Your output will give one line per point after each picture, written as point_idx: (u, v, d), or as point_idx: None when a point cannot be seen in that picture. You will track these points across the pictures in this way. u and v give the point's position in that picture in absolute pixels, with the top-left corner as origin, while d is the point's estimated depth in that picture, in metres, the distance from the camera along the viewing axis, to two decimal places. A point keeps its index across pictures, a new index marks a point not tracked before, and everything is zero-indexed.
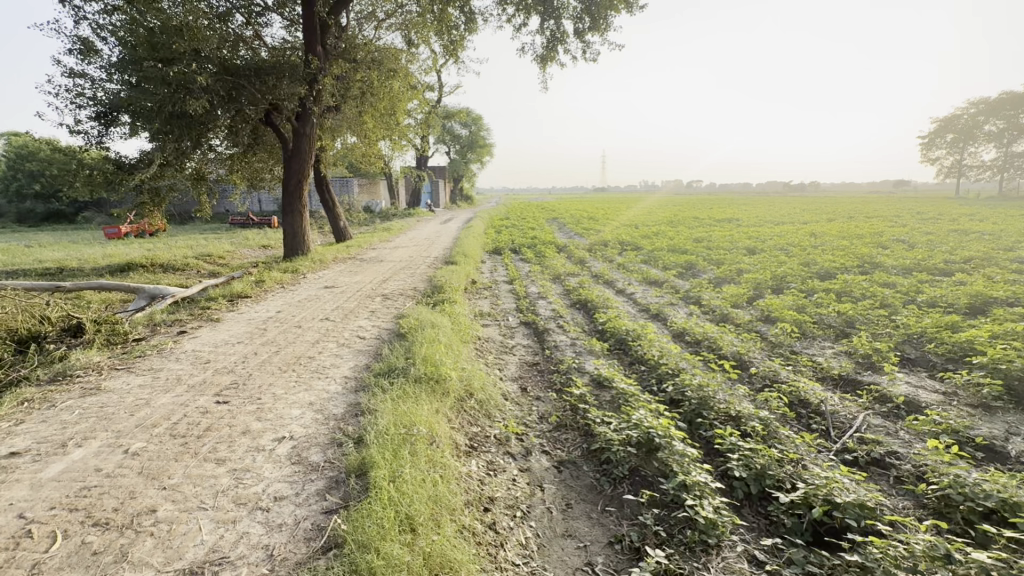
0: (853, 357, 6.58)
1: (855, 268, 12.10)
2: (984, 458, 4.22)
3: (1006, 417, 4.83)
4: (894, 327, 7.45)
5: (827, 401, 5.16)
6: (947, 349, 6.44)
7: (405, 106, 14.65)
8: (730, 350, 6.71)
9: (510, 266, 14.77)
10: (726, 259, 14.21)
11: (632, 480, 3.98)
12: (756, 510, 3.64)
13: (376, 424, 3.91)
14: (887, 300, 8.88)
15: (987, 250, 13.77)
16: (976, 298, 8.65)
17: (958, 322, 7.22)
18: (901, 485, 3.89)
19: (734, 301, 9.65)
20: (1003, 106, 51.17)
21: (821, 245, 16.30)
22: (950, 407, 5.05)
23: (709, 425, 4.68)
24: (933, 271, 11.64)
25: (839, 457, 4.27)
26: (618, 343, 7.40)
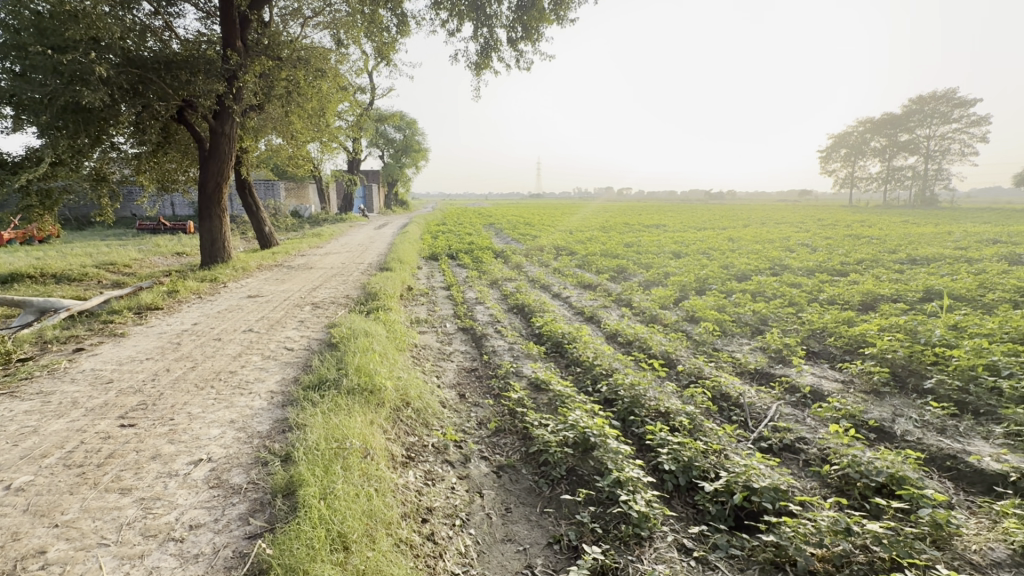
0: (767, 352, 7.14)
1: (767, 270, 13.15)
2: (876, 438, 4.74)
3: (893, 401, 5.45)
4: (801, 323, 8.20)
5: (745, 394, 5.57)
6: (845, 342, 7.16)
7: (335, 108, 14.15)
8: (659, 349, 7.06)
9: (447, 272, 14.66)
10: (655, 263, 14.96)
11: (569, 480, 4.06)
12: (685, 501, 3.84)
13: (306, 439, 3.71)
14: (794, 299, 9.75)
15: (874, 253, 15.56)
16: (867, 296, 9.70)
17: (852, 318, 8.07)
18: (808, 467, 4.26)
19: (662, 303, 10.18)
20: (885, 125, 57.94)
21: (739, 249, 17.60)
22: (848, 394, 5.62)
23: (641, 423, 4.89)
24: (832, 272, 12.91)
25: (756, 445, 4.61)
26: (555, 346, 7.55)
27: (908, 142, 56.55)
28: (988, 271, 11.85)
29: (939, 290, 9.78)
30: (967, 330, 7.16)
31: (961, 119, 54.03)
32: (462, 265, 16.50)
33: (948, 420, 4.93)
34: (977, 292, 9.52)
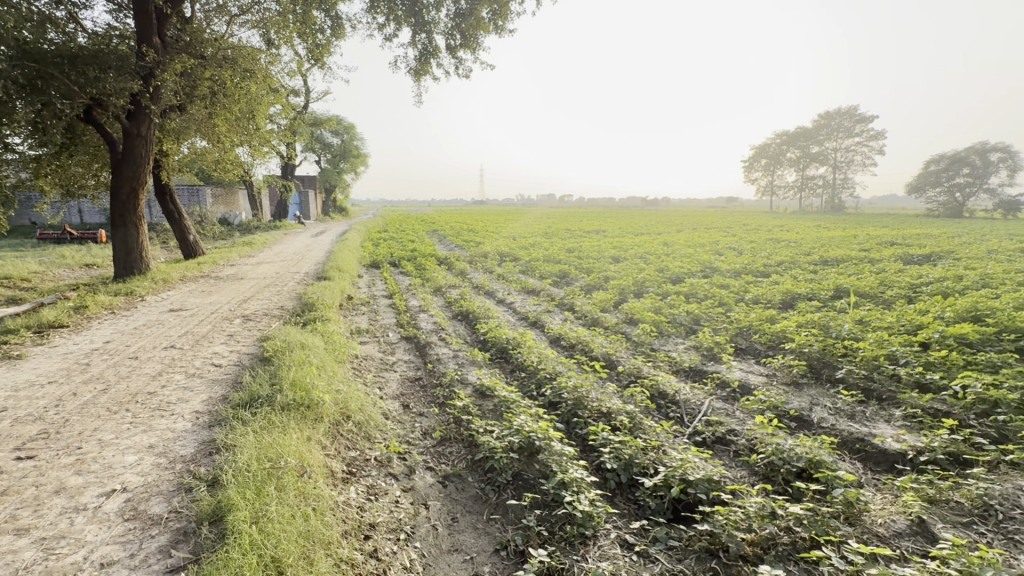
0: (700, 350, 7.54)
1: (698, 273, 13.91)
2: (797, 427, 5.12)
3: (810, 391, 5.93)
4: (729, 322, 8.73)
5: (680, 391, 5.85)
6: (768, 338, 7.70)
7: (266, 110, 13.50)
8: (600, 351, 7.28)
9: (389, 280, 14.35)
10: (595, 268, 15.42)
11: (515, 485, 4.07)
12: (627, 497, 3.97)
13: (235, 461, 3.49)
14: (723, 299, 10.37)
15: (790, 255, 16.91)
16: (787, 295, 10.50)
17: (774, 316, 8.70)
18: (738, 457, 4.53)
19: (603, 306, 10.50)
20: (798, 138, 63.14)
21: (673, 252, 18.51)
22: (771, 386, 6.04)
23: (584, 424, 5.01)
24: (756, 273, 13.87)
25: (691, 440, 4.84)
26: (500, 352, 7.57)
27: (818, 154, 61.97)
28: (887, 270, 13.17)
29: (847, 287, 10.76)
30: (870, 324, 7.93)
31: (862, 134, 59.98)
32: (404, 272, 16.20)
33: (856, 406, 5.42)
34: (878, 289, 10.57)
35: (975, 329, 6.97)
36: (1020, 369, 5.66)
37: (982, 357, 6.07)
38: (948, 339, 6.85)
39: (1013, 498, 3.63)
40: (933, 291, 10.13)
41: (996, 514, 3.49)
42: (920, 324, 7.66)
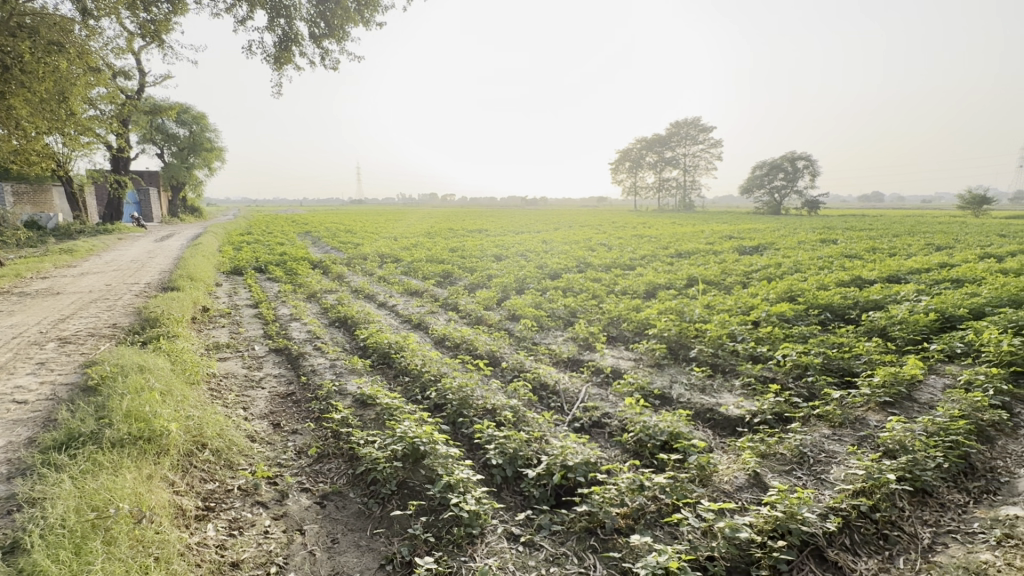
0: (577, 340, 8.01)
1: (574, 268, 14.78)
2: (660, 404, 5.69)
3: (670, 370, 6.63)
4: (602, 313, 9.39)
5: (560, 381, 6.15)
6: (635, 326, 8.45)
7: (83, 93, 11.35)
8: (484, 348, 7.36)
9: (255, 287, 13.01)
10: (478, 266, 15.57)
11: (400, 494, 3.91)
12: (513, 490, 4.06)
13: (45, 517, 2.86)
14: (596, 292, 11.14)
15: (652, 249, 18.77)
16: (650, 286, 11.61)
17: (640, 305, 9.58)
18: (612, 437, 4.88)
19: (486, 304, 10.65)
20: (654, 144, 70.31)
21: (551, 250, 19.43)
22: (638, 369, 6.63)
23: (470, 423, 5.02)
24: (623, 266, 15.15)
25: (570, 426, 5.12)
26: (382, 358, 7.26)
27: (671, 158, 69.60)
28: (727, 260, 15.23)
29: (697, 276, 12.25)
30: (715, 307, 9.12)
31: (704, 142, 68.75)
32: (272, 278, 14.80)
33: (706, 380, 6.19)
34: (720, 277, 12.20)
35: (790, 307, 8.40)
36: (821, 338, 6.96)
37: (796, 330, 7.34)
38: (772, 317, 8.17)
39: (820, 445, 4.44)
40: (760, 277, 11.98)
41: (808, 460, 4.24)
42: (752, 306, 9.01)
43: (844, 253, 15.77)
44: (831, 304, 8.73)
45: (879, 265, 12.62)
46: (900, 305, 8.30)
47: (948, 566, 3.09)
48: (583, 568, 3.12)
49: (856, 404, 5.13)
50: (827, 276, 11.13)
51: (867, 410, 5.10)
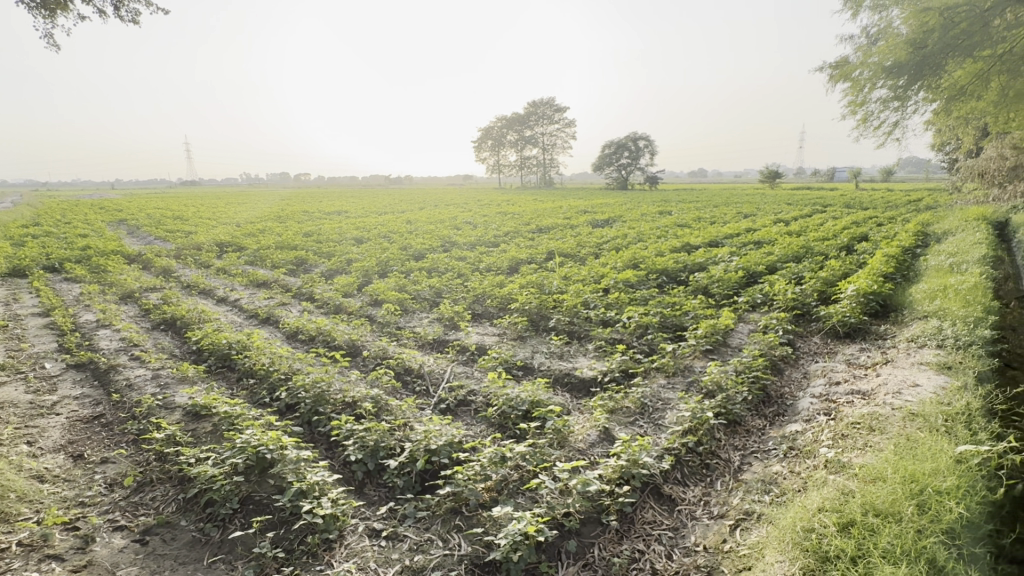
0: (442, 321, 7.93)
1: (439, 248, 14.58)
2: (522, 374, 5.91)
3: (532, 341, 6.92)
4: (467, 291, 9.41)
5: (424, 364, 6.03)
6: (498, 301, 8.64)
7: None
8: (343, 339, 6.90)
9: (44, 291, 10.51)
10: (336, 251, 14.52)
11: (244, 511, 3.48)
12: (376, 483, 3.88)
13: None
14: (461, 271, 11.12)
15: (514, 226, 19.31)
16: (512, 261, 11.97)
17: (503, 281, 9.80)
18: (478, 413, 4.95)
19: (345, 291, 9.99)
20: (514, 122, 71.99)
21: (415, 230, 18.88)
22: (502, 343, 6.79)
23: (327, 420, 4.68)
24: (488, 244, 15.38)
25: (435, 408, 5.06)
26: (221, 361, 6.39)
27: (530, 137, 72.12)
28: (581, 233, 16.35)
29: (555, 250, 12.93)
30: (571, 278, 9.71)
31: (559, 121, 72.43)
32: (71, 278, 12.08)
33: (564, 347, 6.57)
34: (576, 250, 13.04)
35: (634, 274, 9.30)
36: (659, 299, 7.82)
37: (638, 294, 8.15)
38: (619, 283, 8.98)
39: (657, 395, 5.01)
40: (610, 248, 13.05)
41: (648, 409, 4.76)
42: (602, 274, 9.78)
43: (676, 222, 17.97)
44: (666, 268, 9.87)
45: (702, 232, 14.60)
46: (718, 265, 9.71)
47: (750, 481, 3.71)
48: (448, 549, 3.11)
49: (685, 353, 5.89)
50: (663, 244, 12.56)
51: (694, 357, 5.89)
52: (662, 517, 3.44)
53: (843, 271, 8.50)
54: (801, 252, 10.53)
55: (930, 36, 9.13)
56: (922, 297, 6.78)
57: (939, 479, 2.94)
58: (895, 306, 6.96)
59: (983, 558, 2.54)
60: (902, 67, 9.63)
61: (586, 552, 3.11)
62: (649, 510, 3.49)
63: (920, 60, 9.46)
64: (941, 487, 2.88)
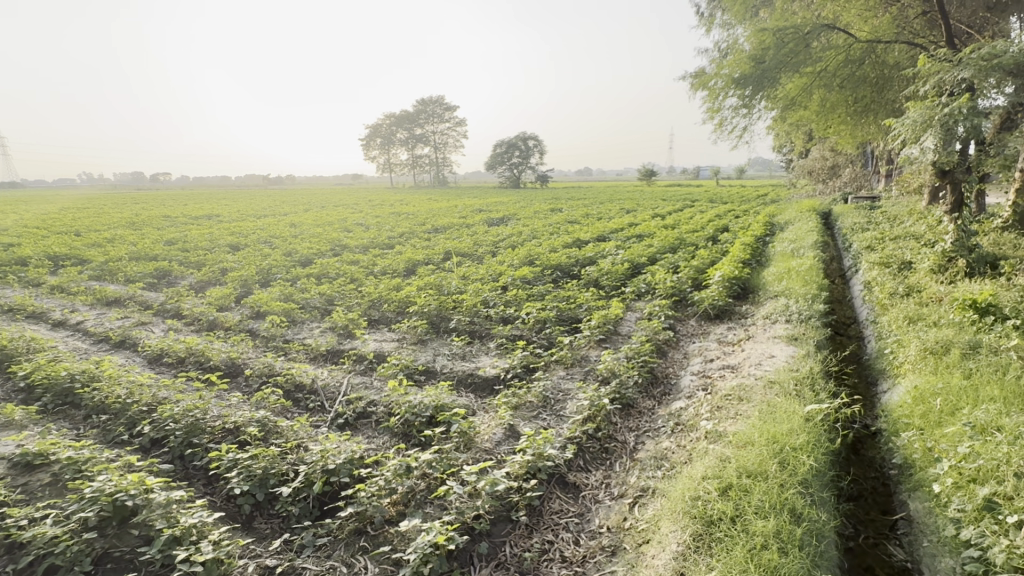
0: (335, 330, 7.45)
1: (328, 252, 13.72)
2: (425, 378, 5.77)
3: (433, 344, 6.79)
4: (361, 297, 8.96)
5: (318, 378, 5.62)
6: (396, 305, 8.34)
7: None
8: (220, 358, 6.17)
9: None
10: (208, 260, 12.98)
11: (99, 572, 2.94)
12: (268, 515, 3.53)
13: None
14: (354, 276, 10.56)
15: (408, 226, 18.83)
16: (409, 263, 11.65)
17: (400, 284, 9.49)
18: (379, 424, 4.73)
19: (220, 304, 8.96)
20: (403, 120, 70.12)
21: (300, 234, 17.56)
22: (402, 349, 6.57)
23: (203, 452, 4.15)
24: (381, 246, 14.81)
25: (332, 424, 4.75)
26: (60, 398, 5.35)
27: (421, 135, 70.89)
28: (477, 232, 16.45)
29: (452, 250, 12.85)
30: (469, 277, 9.71)
31: (450, 120, 72.22)
32: None
33: (466, 347, 6.54)
34: (473, 249, 13.07)
35: (530, 270, 9.55)
36: (554, 293, 8.12)
37: (535, 290, 8.38)
38: (517, 280, 9.16)
39: (558, 386, 5.20)
40: (506, 246, 13.27)
41: (550, 402, 4.91)
42: (500, 272, 9.92)
43: (566, 219, 18.83)
44: (560, 263, 10.29)
45: (590, 227, 15.46)
46: (606, 259, 10.35)
47: (644, 459, 4.00)
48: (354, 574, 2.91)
49: (581, 344, 6.19)
50: (556, 240, 13.09)
51: (589, 347, 6.20)
52: (568, 505, 3.57)
53: (711, 259, 9.54)
54: (675, 243, 11.62)
55: (767, 53, 10.45)
56: (772, 279, 7.85)
57: (794, 438, 3.44)
58: (753, 288, 7.97)
59: (828, 500, 3.07)
60: (747, 79, 10.75)
61: (497, 552, 3.12)
62: (556, 500, 3.60)
63: (762, 73, 10.62)
64: (796, 444, 3.38)
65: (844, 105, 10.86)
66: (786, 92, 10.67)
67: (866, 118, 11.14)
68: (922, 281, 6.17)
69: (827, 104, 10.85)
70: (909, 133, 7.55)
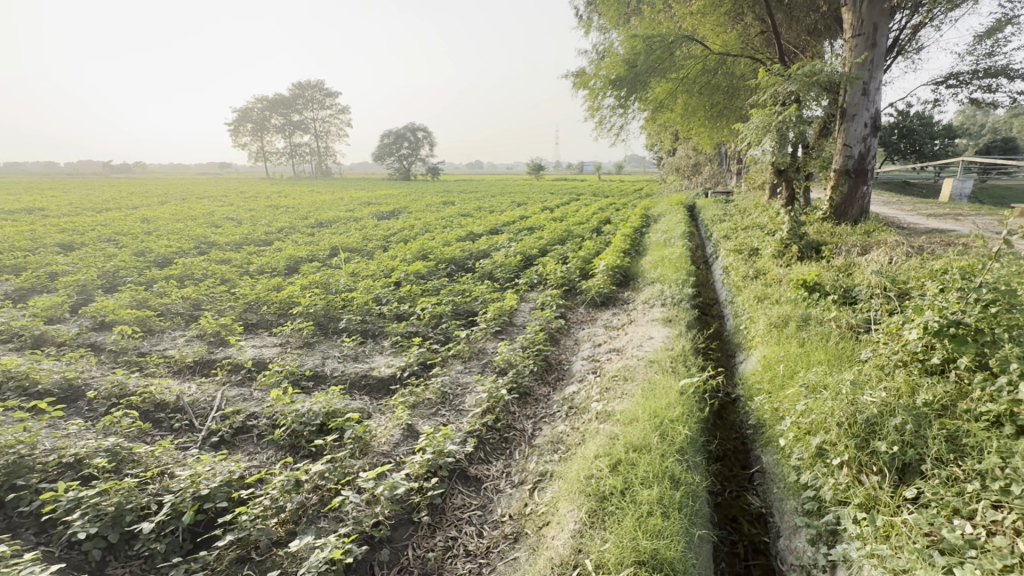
0: (204, 338, 6.62)
1: (192, 250, 12.16)
2: (313, 385, 5.38)
3: (321, 346, 6.35)
4: (235, 300, 8.07)
5: (184, 394, 4.96)
6: (277, 307, 7.66)
7: None
8: (51, 381, 5.14)
9: None
10: (28, 263, 10.74)
11: None
12: (125, 557, 3.03)
13: None
14: (225, 276, 9.47)
15: (288, 220, 17.38)
16: (290, 261, 10.76)
17: (280, 284, 8.73)
18: (261, 439, 4.32)
19: (49, 316, 7.47)
20: (278, 105, 64.32)
21: (155, 230, 15.34)
22: (286, 354, 6.05)
23: (33, 494, 3.43)
24: (257, 243, 13.48)
25: (204, 445, 4.23)
26: None
27: (300, 122, 65.70)
28: (366, 226, 15.72)
29: (339, 245, 12.12)
30: (359, 274, 9.25)
31: (332, 107, 67.95)
32: None
33: (358, 348, 6.22)
34: (362, 244, 12.46)
35: (423, 265, 9.36)
36: (449, 288, 8.04)
37: (430, 285, 8.23)
38: (410, 275, 8.93)
39: (456, 381, 5.17)
40: (397, 240, 12.85)
41: (448, 397, 4.87)
42: (392, 268, 9.59)
43: (459, 212, 18.76)
44: (454, 257, 10.23)
45: (483, 221, 15.58)
46: (499, 251, 10.51)
47: (542, 444, 4.15)
48: None
49: (478, 337, 6.22)
50: (449, 234, 12.99)
51: (485, 339, 6.26)
52: (470, 499, 3.58)
53: (596, 249, 10.14)
54: (564, 235, 12.16)
55: (638, 58, 11.28)
56: (649, 267, 8.58)
57: (670, 411, 3.81)
58: (634, 276, 8.63)
59: (700, 463, 3.45)
60: (622, 80, 11.60)
61: (399, 557, 3.02)
62: (458, 495, 3.59)
63: (635, 76, 11.53)
64: (673, 416, 3.74)
65: (703, 109, 12.25)
66: (656, 95, 11.76)
67: (721, 122, 12.72)
68: (767, 265, 7.16)
69: (689, 107, 12.13)
70: (754, 137, 8.68)
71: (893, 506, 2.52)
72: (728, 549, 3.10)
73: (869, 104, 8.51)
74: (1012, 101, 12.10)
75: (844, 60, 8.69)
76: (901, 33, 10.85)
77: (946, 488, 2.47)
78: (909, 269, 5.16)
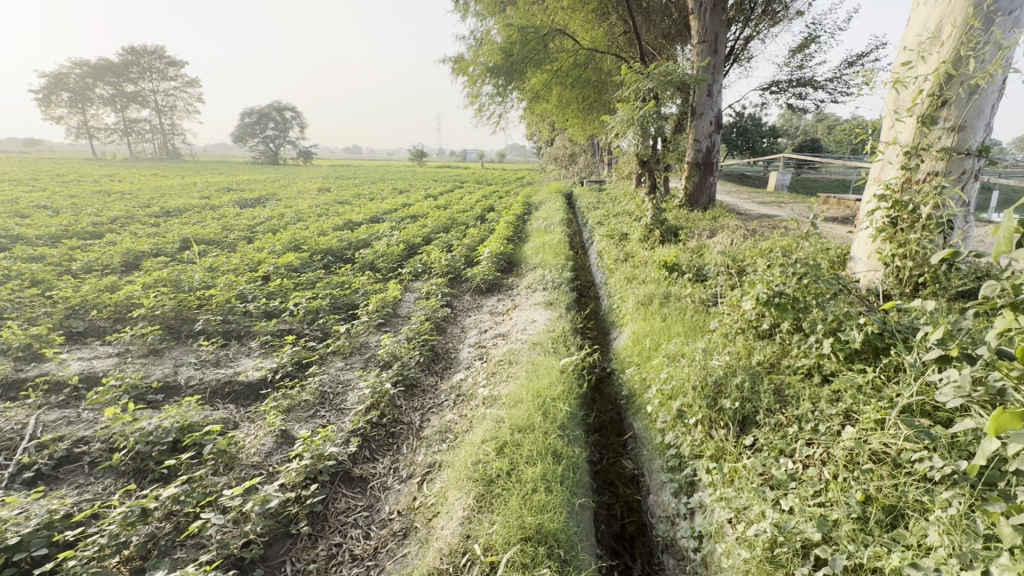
0: (8, 354, 5.37)
1: None
2: (163, 398, 4.68)
3: (172, 353, 5.53)
4: (52, 305, 6.67)
5: None
6: (111, 311, 6.49)
7: None
8: None
9: None
10: None
11: None
12: None
13: None
14: (37, 278, 7.77)
15: (124, 209, 14.83)
16: (128, 256, 9.18)
17: (115, 283, 7.41)
18: (95, 467, 3.65)
19: None
20: (104, 72, 54.15)
21: None
22: (125, 365, 5.17)
23: None
24: (81, 236, 11.28)
25: (13, 483, 3.44)
26: None
27: (135, 94, 56.11)
28: (225, 215, 14.02)
29: (193, 237, 10.66)
30: (219, 268, 8.23)
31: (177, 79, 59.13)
32: None
33: (219, 352, 5.53)
34: (220, 235, 11.09)
35: (295, 257, 8.62)
36: (326, 281, 7.52)
37: (304, 278, 7.62)
38: (281, 268, 8.17)
39: (335, 380, 4.86)
40: (264, 230, 11.66)
41: (327, 397, 4.56)
42: (259, 261, 8.69)
43: (335, 200, 17.58)
44: (331, 247, 9.59)
45: (363, 209, 14.81)
46: (380, 241, 10.07)
47: (430, 435, 4.09)
48: None
49: (359, 331, 5.91)
50: (324, 222, 12.12)
51: (368, 333, 5.96)
52: (356, 501, 3.40)
53: (480, 237, 10.20)
54: (447, 223, 12.03)
55: (514, 47, 11.45)
56: (531, 253, 8.86)
57: (552, 390, 3.99)
58: (517, 262, 8.85)
59: (579, 436, 3.67)
60: (500, 69, 11.76)
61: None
62: (341, 499, 3.39)
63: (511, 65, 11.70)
64: (554, 395, 3.93)
65: (575, 102, 12.87)
66: (532, 85, 12.06)
67: (592, 114, 13.49)
68: (634, 249, 7.81)
69: (563, 99, 12.66)
70: (620, 129, 9.33)
71: (736, 453, 2.92)
72: (606, 511, 3.35)
73: (712, 105, 9.63)
74: (816, 107, 14.59)
75: (692, 63, 9.70)
76: (736, 42, 12.42)
77: (774, 433, 2.92)
78: (744, 249, 5.99)
